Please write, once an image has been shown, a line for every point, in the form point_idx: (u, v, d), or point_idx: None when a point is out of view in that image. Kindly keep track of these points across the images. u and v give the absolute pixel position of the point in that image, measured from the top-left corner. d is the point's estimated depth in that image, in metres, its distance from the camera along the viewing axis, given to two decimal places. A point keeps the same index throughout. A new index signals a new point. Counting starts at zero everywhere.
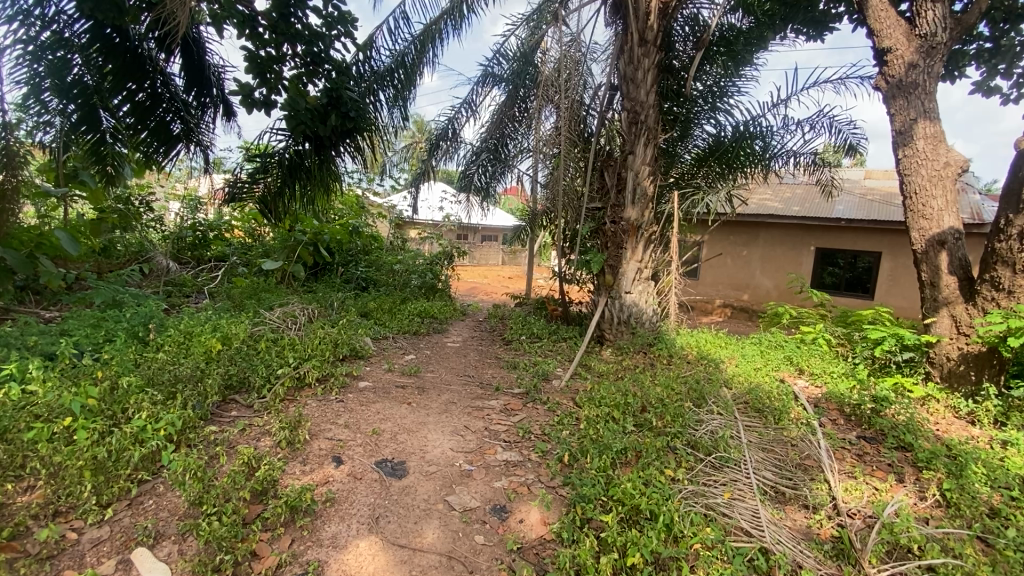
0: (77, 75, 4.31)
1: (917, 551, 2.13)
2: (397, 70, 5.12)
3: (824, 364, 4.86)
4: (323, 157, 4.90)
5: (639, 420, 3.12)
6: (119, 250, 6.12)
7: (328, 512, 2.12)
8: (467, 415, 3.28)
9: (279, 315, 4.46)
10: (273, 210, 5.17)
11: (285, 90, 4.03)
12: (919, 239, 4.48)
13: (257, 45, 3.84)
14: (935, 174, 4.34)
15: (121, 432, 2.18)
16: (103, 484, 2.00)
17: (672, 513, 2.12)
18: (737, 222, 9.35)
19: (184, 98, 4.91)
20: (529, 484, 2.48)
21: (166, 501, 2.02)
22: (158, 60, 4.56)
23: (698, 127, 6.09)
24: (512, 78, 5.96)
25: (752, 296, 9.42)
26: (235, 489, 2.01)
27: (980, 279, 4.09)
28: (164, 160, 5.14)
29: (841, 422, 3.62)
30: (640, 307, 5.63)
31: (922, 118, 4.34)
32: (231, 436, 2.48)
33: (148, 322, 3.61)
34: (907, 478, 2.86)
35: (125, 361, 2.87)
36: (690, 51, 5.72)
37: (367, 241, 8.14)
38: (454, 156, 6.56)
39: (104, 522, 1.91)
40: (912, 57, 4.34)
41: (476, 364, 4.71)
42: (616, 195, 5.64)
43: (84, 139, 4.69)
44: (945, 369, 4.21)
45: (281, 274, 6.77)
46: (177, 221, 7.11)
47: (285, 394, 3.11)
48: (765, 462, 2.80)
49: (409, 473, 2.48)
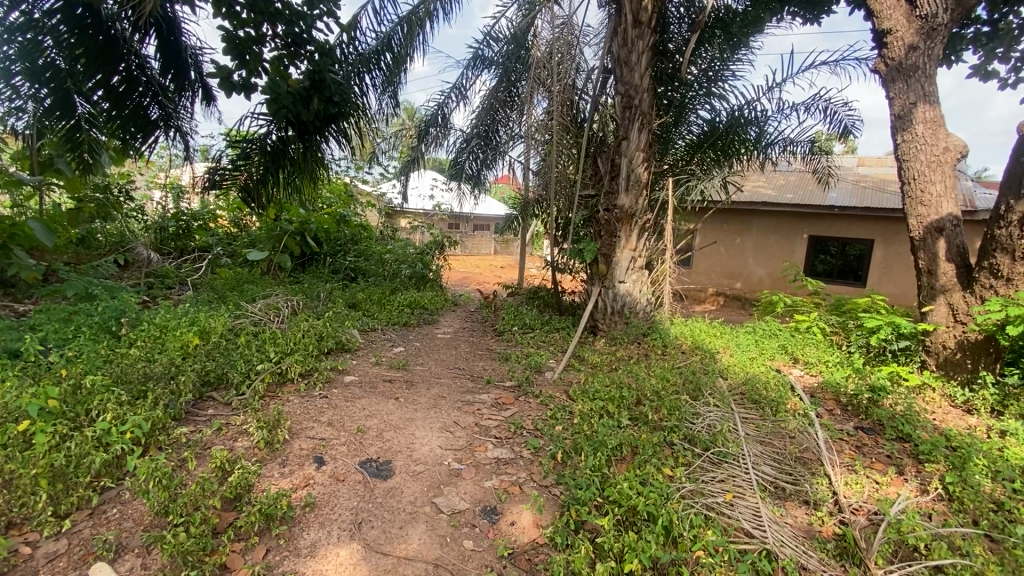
0: (49, 58, 4.10)
1: (924, 550, 2.05)
2: (384, 53, 4.88)
3: (819, 354, 4.80)
4: (307, 143, 4.74)
5: (635, 413, 3.03)
6: (99, 241, 5.88)
7: (307, 519, 2.00)
8: (457, 411, 3.16)
9: (262, 307, 4.27)
10: (256, 198, 5.03)
11: (265, 73, 3.81)
12: (917, 226, 4.38)
13: (235, 25, 3.59)
14: (934, 159, 4.24)
15: (82, 436, 2.03)
16: (61, 493, 1.86)
17: (671, 515, 2.02)
18: (731, 210, 9.22)
19: (162, 82, 4.62)
20: (521, 483, 2.38)
21: (131, 509, 1.89)
22: (133, 42, 4.23)
23: (693, 113, 5.95)
24: (505, 62, 5.77)
25: (745, 285, 9.32)
26: (205, 497, 1.87)
27: (979, 267, 4.01)
28: (142, 147, 4.82)
29: (839, 412, 3.55)
30: (634, 297, 5.51)
31: (922, 102, 4.24)
32: (205, 437, 2.35)
33: (121, 316, 3.43)
34: (909, 471, 2.80)
35: (94, 358, 2.72)
36: (686, 33, 5.52)
37: (355, 230, 7.91)
38: (444, 143, 6.40)
39: (62, 534, 1.79)
40: (912, 39, 4.21)
41: (467, 357, 4.58)
42: (609, 181, 5.47)
43: (57, 125, 4.56)
44: (941, 357, 4.15)
45: (265, 264, 6.54)
46: (157, 211, 6.88)
47: (265, 391, 2.97)
48: (764, 456, 2.71)
49: (396, 473, 2.37)
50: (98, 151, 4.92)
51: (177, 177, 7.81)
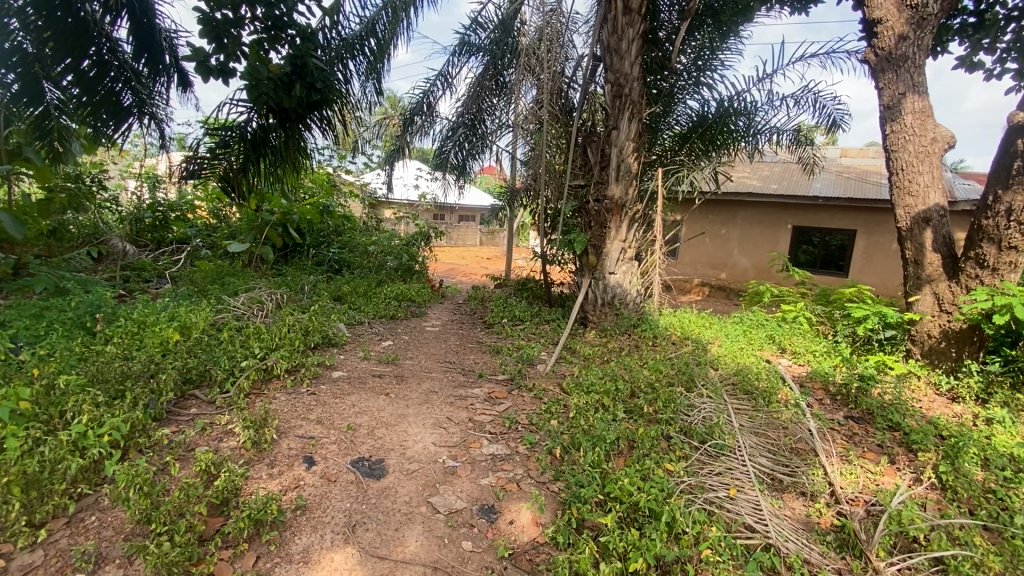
0: (14, 41, 3.81)
1: (923, 542, 2.07)
2: (367, 38, 4.66)
3: (807, 344, 4.84)
4: (289, 131, 4.63)
5: (630, 406, 3.00)
6: (72, 233, 5.47)
7: (298, 522, 1.92)
8: (449, 406, 3.09)
9: (244, 302, 4.12)
10: (236, 187, 4.86)
11: (244, 57, 3.64)
12: (905, 216, 4.42)
13: (211, 6, 3.36)
14: (923, 150, 4.27)
15: (57, 440, 1.90)
16: (35, 501, 1.75)
17: (674, 512, 1.99)
18: (717, 201, 9.24)
19: (134, 67, 4.39)
20: (518, 480, 2.33)
21: (110, 517, 1.79)
22: (104, 24, 4.05)
23: (681, 103, 5.92)
24: (493, 48, 5.62)
25: (730, 275, 9.38)
26: (190, 502, 1.77)
27: (965, 256, 4.06)
28: (116, 135, 4.64)
29: (828, 401, 3.58)
30: (624, 289, 5.48)
31: (911, 93, 4.25)
32: (190, 437, 2.25)
33: (96, 312, 3.26)
34: (901, 461, 2.83)
35: (66, 357, 2.56)
36: (676, 21, 5.40)
37: (339, 221, 7.73)
38: (430, 132, 6.24)
39: (37, 545, 1.68)
40: (902, 29, 4.20)
41: (457, 350, 4.50)
42: (599, 171, 5.40)
43: (27, 113, 4.23)
44: (926, 346, 4.21)
45: (247, 257, 6.34)
46: (132, 201, 6.60)
47: (250, 388, 2.86)
48: (759, 448, 2.71)
49: (389, 473, 2.29)
50: (69, 140, 4.57)
51: (153, 166, 7.51)
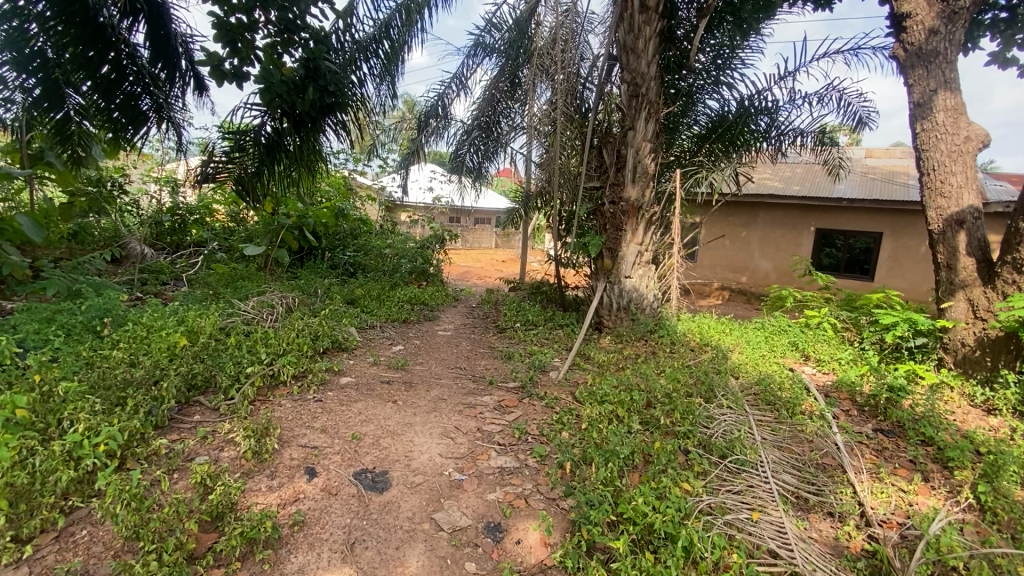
0: (38, 46, 3.89)
1: (963, 571, 1.91)
2: (382, 40, 4.62)
3: (832, 351, 4.62)
4: (302, 135, 4.60)
5: (646, 417, 2.87)
6: (94, 236, 5.57)
7: (295, 539, 1.85)
8: (458, 414, 2.99)
9: (254, 305, 4.07)
10: (251, 192, 4.86)
11: (258, 61, 3.60)
12: (936, 219, 4.20)
13: (225, 10, 3.34)
14: (955, 149, 4.05)
15: (49, 450, 1.86)
16: (23, 515, 1.69)
17: (692, 536, 1.87)
18: (737, 203, 9.01)
19: (152, 72, 4.37)
20: (526, 496, 2.22)
21: (101, 531, 1.74)
22: (122, 29, 4.06)
23: (700, 102, 5.75)
24: (506, 50, 5.48)
25: (751, 279, 9.14)
26: (180, 519, 1.71)
27: (1002, 261, 3.82)
28: (134, 139, 4.62)
29: (855, 413, 3.39)
30: (640, 293, 5.34)
31: (942, 89, 4.03)
32: (189, 446, 2.21)
33: (105, 316, 3.24)
34: (936, 478, 2.65)
35: (72, 362, 2.55)
36: (695, 18, 5.16)
37: (354, 224, 7.72)
38: (444, 135, 6.19)
39: (22, 561, 1.62)
40: (933, 23, 4.00)
41: (468, 355, 4.40)
42: (615, 172, 5.25)
43: (48, 117, 4.29)
44: (960, 355, 3.98)
45: (262, 259, 6.34)
46: (152, 205, 6.68)
47: (255, 395, 2.80)
48: (784, 463, 2.56)
49: (392, 486, 2.21)
50: (90, 145, 4.68)
51: (172, 169, 7.60)
